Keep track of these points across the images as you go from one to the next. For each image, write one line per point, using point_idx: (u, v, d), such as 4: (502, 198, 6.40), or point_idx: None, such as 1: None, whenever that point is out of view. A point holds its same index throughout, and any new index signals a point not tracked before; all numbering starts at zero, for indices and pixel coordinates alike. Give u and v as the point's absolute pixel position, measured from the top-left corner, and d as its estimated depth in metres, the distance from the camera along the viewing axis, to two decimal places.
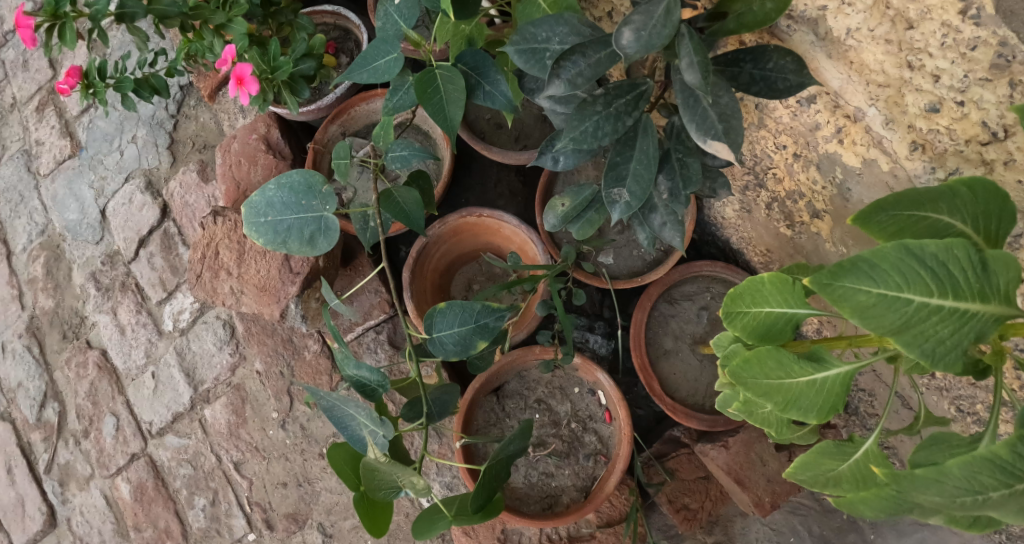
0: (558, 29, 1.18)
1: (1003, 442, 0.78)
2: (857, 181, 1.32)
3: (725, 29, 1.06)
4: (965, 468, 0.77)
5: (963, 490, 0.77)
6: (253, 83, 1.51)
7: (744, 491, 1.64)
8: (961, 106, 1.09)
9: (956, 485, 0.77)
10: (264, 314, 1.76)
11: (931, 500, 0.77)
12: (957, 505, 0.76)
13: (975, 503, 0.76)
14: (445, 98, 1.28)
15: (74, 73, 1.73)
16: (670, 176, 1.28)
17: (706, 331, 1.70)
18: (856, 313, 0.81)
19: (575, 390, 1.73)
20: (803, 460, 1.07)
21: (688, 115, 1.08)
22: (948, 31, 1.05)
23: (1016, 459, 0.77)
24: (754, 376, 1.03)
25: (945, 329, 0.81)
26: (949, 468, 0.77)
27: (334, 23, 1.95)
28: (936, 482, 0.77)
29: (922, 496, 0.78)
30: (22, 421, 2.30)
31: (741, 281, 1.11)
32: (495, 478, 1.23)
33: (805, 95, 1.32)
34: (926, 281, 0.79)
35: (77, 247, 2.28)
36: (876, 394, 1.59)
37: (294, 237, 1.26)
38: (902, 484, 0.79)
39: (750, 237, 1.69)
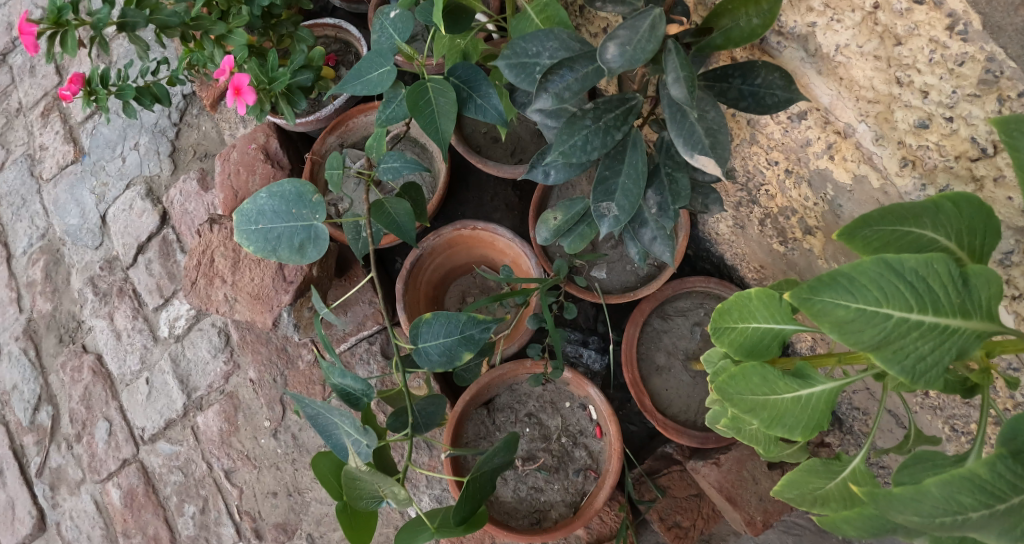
0: (548, 43, 1.19)
1: (983, 461, 0.77)
2: (848, 198, 1.32)
3: (712, 44, 1.10)
4: (944, 488, 0.75)
5: (942, 510, 0.75)
6: (250, 93, 1.52)
7: (735, 509, 1.63)
8: (950, 123, 1.09)
9: (934, 505, 0.75)
10: (257, 322, 1.76)
11: (909, 520, 0.75)
12: (936, 526, 0.74)
13: (955, 523, 0.74)
14: (437, 111, 1.28)
15: (77, 80, 1.73)
16: (659, 191, 1.28)
17: (699, 347, 1.70)
18: (835, 329, 0.80)
19: (567, 404, 1.72)
20: (789, 478, 1.06)
21: (675, 130, 1.10)
22: (936, 47, 1.06)
23: (996, 479, 0.76)
24: (738, 392, 1.02)
25: (925, 345, 0.80)
26: (928, 487, 0.75)
27: (335, 35, 1.97)
28: (914, 501, 0.75)
29: (899, 516, 0.75)
30: (15, 424, 2.30)
31: (729, 297, 1.12)
32: (478, 490, 1.23)
33: (796, 111, 1.32)
34: (906, 297, 0.79)
35: (76, 251, 2.30)
36: (870, 413, 1.58)
37: (284, 245, 1.25)
38: (879, 504, 0.77)
39: (743, 253, 1.69)
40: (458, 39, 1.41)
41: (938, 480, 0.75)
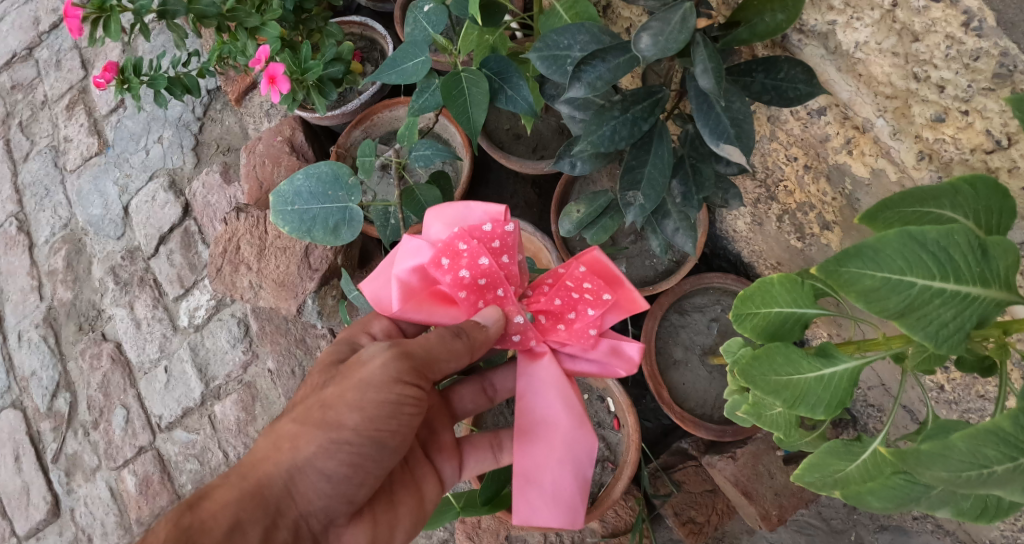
0: (580, 36, 1.23)
1: (1007, 415, 0.79)
2: (866, 192, 1.36)
3: (738, 39, 1.12)
4: (970, 442, 0.78)
5: (969, 464, 0.78)
6: (285, 82, 1.56)
7: (751, 503, 1.64)
8: (966, 116, 1.13)
9: (961, 459, 0.78)
10: (281, 309, 1.79)
11: (938, 475, 0.79)
12: (963, 480, 0.78)
13: (980, 477, 0.78)
14: (469, 100, 1.32)
15: (110, 68, 1.77)
16: (684, 182, 1.32)
17: (716, 342, 1.73)
18: (862, 298, 0.82)
19: (585, 397, 1.74)
20: (810, 462, 1.09)
21: (702, 120, 1.13)
22: (952, 43, 1.09)
23: (1018, 431, 0.79)
24: (762, 373, 1.05)
25: (948, 312, 0.83)
26: (955, 442, 0.79)
27: (360, 33, 2.01)
28: (942, 456, 0.78)
29: (929, 472, 0.79)
30: (33, 410, 2.33)
31: (751, 283, 1.14)
32: (506, 471, 1.30)
33: (815, 107, 1.36)
34: (928, 266, 0.82)
35: (98, 241, 2.33)
36: (885, 409, 1.61)
37: (319, 226, 1.28)
38: (909, 462, 0.81)
39: (760, 250, 1.72)
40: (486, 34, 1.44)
41: (963, 434, 0.78)
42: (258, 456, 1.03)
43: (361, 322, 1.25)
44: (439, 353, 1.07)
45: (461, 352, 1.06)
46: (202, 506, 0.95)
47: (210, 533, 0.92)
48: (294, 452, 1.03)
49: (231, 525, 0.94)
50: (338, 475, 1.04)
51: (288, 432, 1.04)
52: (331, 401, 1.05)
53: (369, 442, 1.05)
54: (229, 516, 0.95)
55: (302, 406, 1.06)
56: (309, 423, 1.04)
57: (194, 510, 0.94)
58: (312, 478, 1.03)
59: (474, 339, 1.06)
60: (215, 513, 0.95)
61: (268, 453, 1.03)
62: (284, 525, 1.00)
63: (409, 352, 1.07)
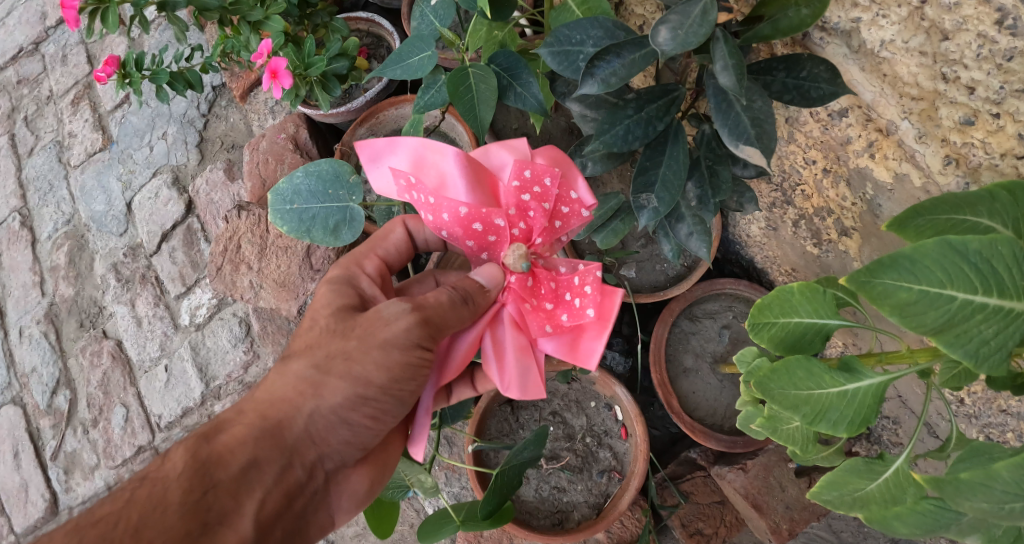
0: (593, 31, 1.18)
1: None
2: (888, 197, 1.31)
3: (760, 35, 1.07)
4: (1015, 472, 0.77)
5: (1013, 496, 0.78)
6: (287, 77, 1.54)
7: (761, 517, 1.59)
8: (997, 119, 1.08)
9: (1004, 489, 0.78)
10: (281, 310, 1.76)
11: (977, 506, 0.79)
12: (1004, 512, 0.78)
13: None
14: (477, 97, 1.28)
15: (112, 62, 1.74)
16: (700, 184, 1.26)
17: (727, 351, 1.68)
18: (896, 312, 0.78)
19: (592, 404, 1.70)
20: (828, 480, 1.04)
21: (721, 120, 1.09)
22: (984, 42, 1.04)
23: None
24: (780, 387, 1.01)
25: (989, 328, 0.78)
26: (999, 471, 0.78)
27: (367, 29, 1.97)
28: (984, 487, 0.79)
29: (968, 503, 0.80)
30: (33, 407, 2.30)
31: (770, 292, 1.10)
32: (507, 483, 1.24)
33: (836, 108, 1.30)
34: (969, 278, 0.77)
35: (101, 238, 2.30)
36: (902, 422, 1.55)
37: (318, 226, 1.26)
38: (948, 491, 0.81)
39: (774, 256, 1.67)
40: (495, 30, 1.39)
41: (1008, 464, 0.78)
42: (280, 401, 1.03)
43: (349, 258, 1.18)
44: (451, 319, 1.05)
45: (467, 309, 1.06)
46: (217, 439, 1.00)
47: (227, 467, 0.97)
48: (318, 399, 1.03)
49: (249, 464, 0.98)
50: (352, 424, 1.05)
51: (308, 378, 1.03)
52: (352, 356, 1.03)
53: (392, 400, 1.05)
54: (247, 453, 0.99)
55: (325, 353, 1.04)
56: (329, 374, 1.03)
57: (210, 442, 0.99)
58: (329, 428, 1.03)
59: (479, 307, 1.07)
60: (231, 447, 0.99)
61: (291, 399, 1.03)
62: (300, 465, 1.02)
63: (430, 321, 1.04)
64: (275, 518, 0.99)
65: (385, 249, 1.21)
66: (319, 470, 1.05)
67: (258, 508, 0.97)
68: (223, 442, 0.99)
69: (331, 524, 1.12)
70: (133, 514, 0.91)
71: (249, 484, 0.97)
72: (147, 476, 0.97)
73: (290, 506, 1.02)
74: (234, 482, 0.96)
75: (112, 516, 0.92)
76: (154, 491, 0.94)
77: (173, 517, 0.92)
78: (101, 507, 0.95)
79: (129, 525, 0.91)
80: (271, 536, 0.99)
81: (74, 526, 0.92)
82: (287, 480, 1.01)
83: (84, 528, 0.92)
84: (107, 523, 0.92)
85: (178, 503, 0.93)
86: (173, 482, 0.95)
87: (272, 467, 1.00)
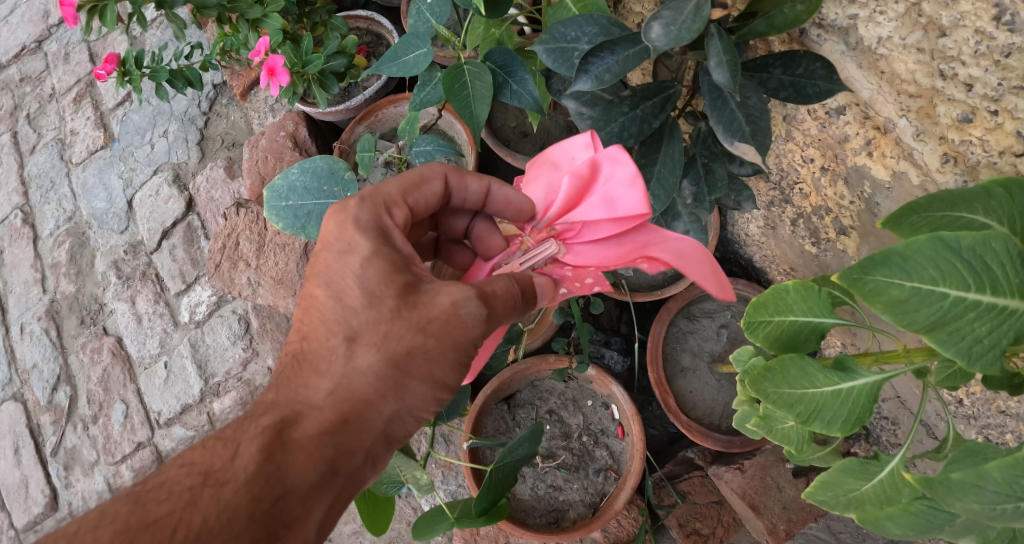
0: (587, 28, 1.17)
1: None
2: (886, 196, 1.30)
3: (754, 31, 1.06)
4: (1006, 472, 0.76)
5: (1004, 496, 0.77)
6: (284, 74, 1.53)
7: (757, 517, 1.59)
8: (995, 116, 1.07)
9: (995, 490, 0.77)
10: (279, 307, 1.76)
11: (969, 507, 0.78)
12: (996, 513, 0.77)
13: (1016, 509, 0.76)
14: (472, 94, 1.27)
15: (111, 59, 1.74)
16: (695, 182, 1.26)
17: (725, 350, 1.67)
18: (888, 309, 0.77)
19: (588, 403, 1.69)
20: (823, 480, 1.03)
21: (716, 116, 1.08)
22: (981, 39, 1.03)
23: None
24: (774, 387, 1.00)
25: (983, 326, 0.77)
26: (990, 472, 0.76)
27: (366, 27, 1.97)
28: (975, 487, 0.77)
29: (960, 503, 0.79)
30: (33, 403, 2.31)
31: (764, 290, 1.10)
32: (501, 482, 1.24)
33: (834, 105, 1.29)
34: (962, 275, 0.76)
35: (102, 235, 2.30)
36: (901, 423, 1.55)
37: (314, 222, 1.26)
38: (938, 491, 0.80)
39: (773, 255, 1.67)
40: (493, 28, 1.39)
41: (999, 464, 0.76)
42: (356, 401, 0.93)
43: (380, 199, 1.04)
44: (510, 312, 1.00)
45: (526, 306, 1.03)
46: (293, 435, 0.89)
47: (303, 475, 0.87)
48: (393, 401, 0.94)
49: (328, 471, 0.89)
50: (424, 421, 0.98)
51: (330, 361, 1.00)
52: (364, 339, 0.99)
53: None
54: (325, 457, 0.89)
55: (398, 350, 0.94)
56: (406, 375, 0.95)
57: (286, 440, 0.88)
58: (403, 426, 0.96)
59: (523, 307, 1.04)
60: (310, 451, 0.88)
61: (367, 399, 0.93)
62: (369, 467, 0.94)
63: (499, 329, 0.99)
64: (338, 521, 0.92)
65: (417, 198, 1.09)
66: (381, 468, 0.97)
67: (327, 516, 0.89)
68: (297, 439, 0.89)
69: None
70: (196, 521, 0.81)
71: (324, 490, 0.89)
72: (211, 472, 0.86)
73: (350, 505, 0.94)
74: (311, 488, 0.87)
75: (171, 518, 0.82)
76: (219, 493, 0.84)
77: (244, 529, 0.82)
78: (152, 505, 0.83)
79: (190, 532, 0.80)
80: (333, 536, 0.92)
81: (125, 527, 0.81)
82: (354, 484, 0.92)
83: (135, 533, 0.80)
84: (165, 526, 0.81)
85: (246, 511, 0.83)
86: (244, 486, 0.84)
87: (349, 472, 0.91)
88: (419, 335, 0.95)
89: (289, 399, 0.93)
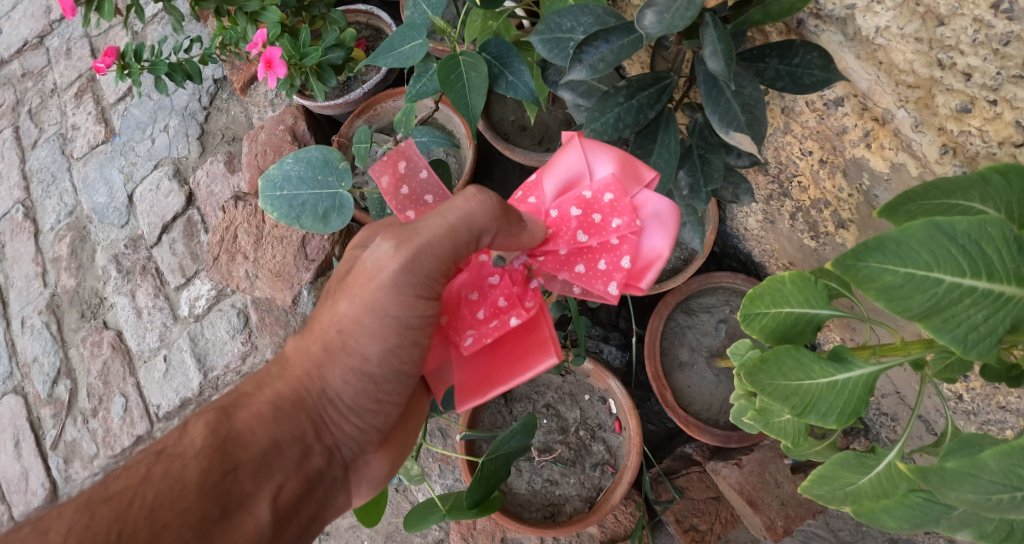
0: (583, 18, 1.17)
1: None
2: (885, 188, 1.29)
3: (750, 20, 1.05)
4: (1002, 460, 0.75)
5: (1000, 486, 0.76)
6: (281, 66, 1.53)
7: (755, 513, 1.58)
8: (994, 106, 1.06)
9: (990, 480, 0.76)
10: (276, 300, 1.76)
11: (964, 498, 0.77)
12: (991, 504, 0.76)
13: (1012, 500, 0.75)
14: (467, 85, 1.27)
15: (111, 53, 1.75)
16: (692, 172, 1.25)
17: (724, 345, 1.66)
18: (882, 296, 0.76)
19: (586, 397, 1.69)
20: (819, 474, 1.02)
21: (711, 107, 1.08)
22: (980, 27, 1.03)
23: None
24: (770, 379, 0.99)
25: (978, 313, 0.77)
26: (985, 460, 0.76)
27: (366, 22, 1.96)
28: (969, 477, 0.76)
29: (954, 494, 0.77)
30: (34, 396, 2.32)
31: (761, 282, 1.08)
32: (494, 474, 1.24)
33: (832, 97, 1.28)
34: (957, 261, 0.75)
35: (103, 229, 2.31)
36: (900, 419, 1.53)
37: (308, 213, 1.26)
38: (933, 481, 0.79)
39: (772, 249, 1.66)
40: (490, 20, 1.38)
41: (995, 453, 0.75)
42: (293, 383, 1.02)
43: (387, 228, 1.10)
44: (468, 231, 0.95)
45: (497, 221, 0.95)
46: (237, 416, 0.98)
47: (247, 448, 0.96)
48: (323, 383, 1.02)
49: (269, 446, 0.98)
50: (365, 412, 1.04)
51: (315, 356, 1.02)
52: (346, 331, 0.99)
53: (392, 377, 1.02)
54: (267, 435, 0.98)
55: (324, 333, 1.02)
56: (336, 353, 1.01)
57: (231, 419, 0.98)
58: (342, 415, 1.03)
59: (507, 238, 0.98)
60: (252, 428, 0.98)
61: (300, 381, 1.02)
62: (319, 452, 1.03)
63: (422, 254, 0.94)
64: (294, 503, 0.98)
65: None
66: (337, 456, 1.05)
67: (275, 493, 0.96)
68: (242, 420, 0.98)
69: (346, 506, 1.12)
70: (146, 493, 0.89)
71: (269, 469, 0.96)
72: (164, 450, 0.94)
73: (309, 494, 1.01)
74: (255, 464, 0.96)
75: (126, 493, 0.89)
76: (170, 467, 0.92)
77: (190, 499, 0.89)
78: (113, 482, 0.91)
79: (144, 504, 0.88)
80: (291, 522, 0.98)
81: (86, 501, 0.89)
82: (307, 467, 1.01)
83: (95, 505, 0.88)
84: (120, 500, 0.88)
85: (196, 484, 0.91)
86: (191, 460, 0.92)
87: (292, 453, 0.99)
88: (334, 303, 1.01)
89: (238, 390, 1.03)
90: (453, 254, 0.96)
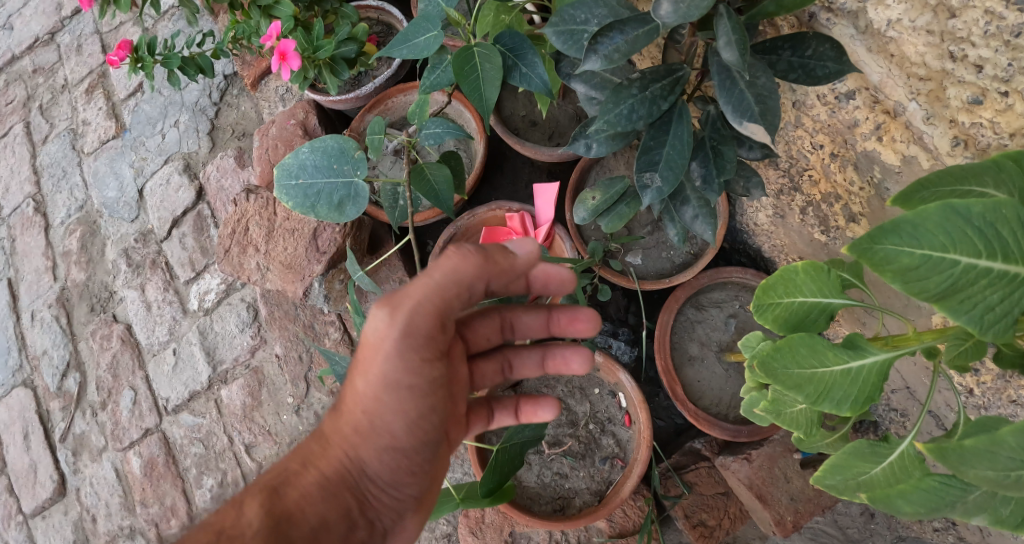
0: (597, 10, 1.18)
1: None
2: (896, 180, 1.29)
3: (764, 11, 1.04)
4: (1021, 438, 0.78)
5: (1018, 462, 0.78)
6: (296, 59, 1.53)
7: (765, 507, 1.58)
8: (1005, 97, 1.07)
9: (1010, 456, 0.78)
10: (287, 292, 1.78)
11: (985, 474, 0.79)
12: (1011, 481, 0.78)
13: None
14: (481, 77, 1.28)
15: (125, 46, 1.75)
16: (705, 163, 1.26)
17: (733, 340, 1.66)
18: (899, 278, 0.77)
19: (595, 391, 1.69)
20: (832, 464, 1.02)
21: (724, 97, 1.09)
22: (991, 19, 1.03)
23: None
24: (784, 366, 0.99)
25: (994, 294, 0.77)
26: (1004, 437, 0.78)
27: (377, 18, 1.98)
28: (990, 453, 0.78)
29: (975, 471, 0.79)
30: (43, 389, 2.33)
31: (774, 272, 1.08)
32: (507, 463, 1.24)
33: (844, 90, 1.29)
34: (973, 242, 0.76)
35: (113, 223, 2.32)
36: (909, 414, 1.54)
37: (323, 202, 1.27)
38: (953, 459, 0.79)
39: (782, 244, 1.66)
40: (503, 14, 1.38)
41: (1013, 430, 0.78)
42: (331, 461, 1.10)
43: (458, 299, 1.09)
44: (457, 281, 1.06)
45: (483, 270, 1.07)
46: (286, 495, 1.06)
47: (298, 526, 1.04)
48: (357, 458, 1.10)
49: (317, 524, 1.06)
50: (400, 486, 1.13)
51: (348, 433, 1.10)
52: (371, 409, 1.08)
53: (419, 444, 1.11)
54: (313, 513, 1.06)
55: (351, 415, 1.10)
56: (366, 433, 1.09)
57: (280, 498, 1.05)
58: (383, 491, 1.12)
59: (496, 261, 1.08)
60: (299, 508, 1.06)
61: (337, 460, 1.10)
62: (361, 526, 1.11)
63: (418, 322, 1.05)
64: None
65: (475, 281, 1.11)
66: (378, 528, 1.13)
67: None
68: (290, 500, 1.06)
69: None
70: None
71: None
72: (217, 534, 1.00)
73: None
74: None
75: None
76: None
77: None
78: None
79: None
80: None
81: None
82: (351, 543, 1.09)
83: None
84: None
85: None
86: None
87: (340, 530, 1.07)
88: (352, 384, 1.09)
89: (278, 472, 1.10)
90: (443, 309, 1.07)
